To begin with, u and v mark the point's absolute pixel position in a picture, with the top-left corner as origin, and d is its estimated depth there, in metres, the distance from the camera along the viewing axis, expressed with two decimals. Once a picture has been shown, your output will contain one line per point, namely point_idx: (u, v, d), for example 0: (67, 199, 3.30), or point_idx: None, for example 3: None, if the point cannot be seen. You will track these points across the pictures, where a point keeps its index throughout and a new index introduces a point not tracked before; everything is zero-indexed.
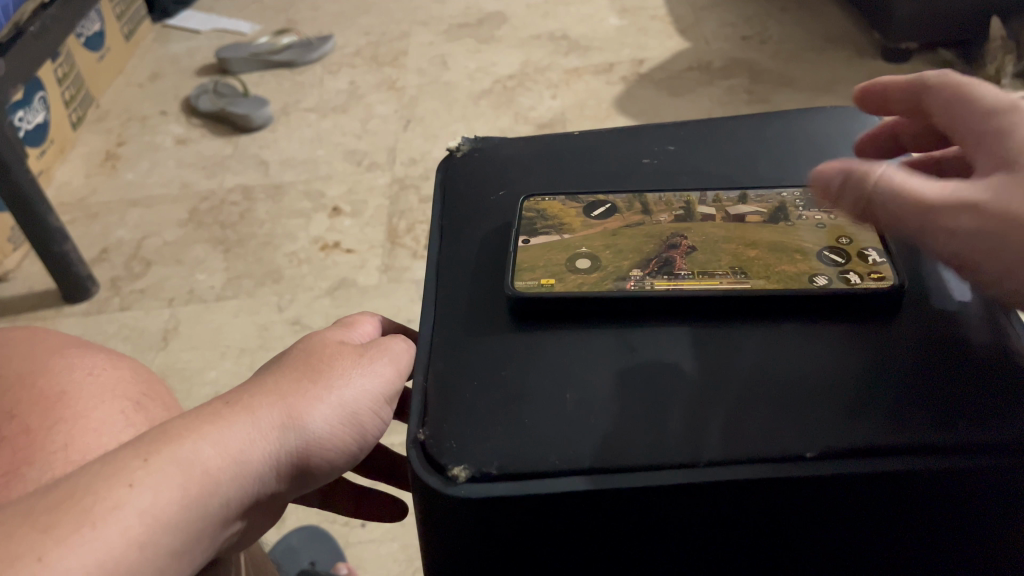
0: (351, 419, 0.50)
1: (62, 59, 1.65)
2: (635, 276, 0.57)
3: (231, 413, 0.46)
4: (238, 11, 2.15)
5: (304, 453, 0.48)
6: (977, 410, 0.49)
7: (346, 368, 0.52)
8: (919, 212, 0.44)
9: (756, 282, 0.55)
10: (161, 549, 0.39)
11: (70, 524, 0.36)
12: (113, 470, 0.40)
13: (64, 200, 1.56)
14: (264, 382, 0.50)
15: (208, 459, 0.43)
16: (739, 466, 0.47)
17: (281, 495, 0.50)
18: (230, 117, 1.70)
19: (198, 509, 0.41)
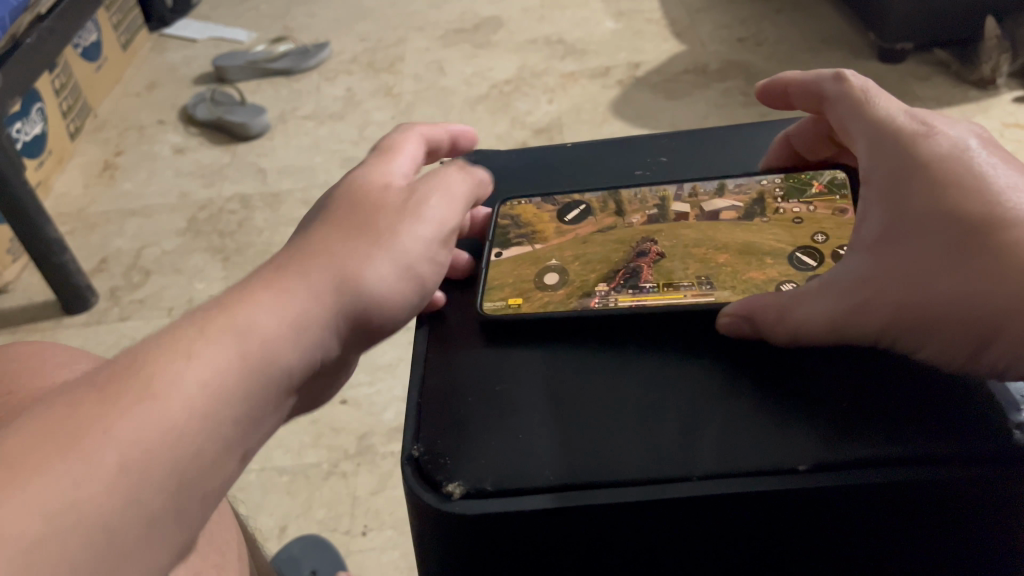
0: (396, 277, 0.50)
1: (59, 70, 1.65)
2: (599, 292, 0.59)
3: (287, 276, 0.46)
4: (234, 19, 2.15)
5: (365, 311, 0.47)
6: (967, 417, 0.49)
7: (384, 227, 0.51)
8: (823, 331, 0.51)
9: (724, 293, 0.57)
10: (218, 420, 0.38)
11: (130, 396, 0.36)
12: (139, 368, 0.38)
13: (63, 211, 1.56)
14: (310, 239, 0.49)
15: (249, 330, 0.42)
16: (731, 480, 0.47)
17: (345, 359, 0.50)
18: (227, 126, 1.70)
19: (261, 377, 0.41)
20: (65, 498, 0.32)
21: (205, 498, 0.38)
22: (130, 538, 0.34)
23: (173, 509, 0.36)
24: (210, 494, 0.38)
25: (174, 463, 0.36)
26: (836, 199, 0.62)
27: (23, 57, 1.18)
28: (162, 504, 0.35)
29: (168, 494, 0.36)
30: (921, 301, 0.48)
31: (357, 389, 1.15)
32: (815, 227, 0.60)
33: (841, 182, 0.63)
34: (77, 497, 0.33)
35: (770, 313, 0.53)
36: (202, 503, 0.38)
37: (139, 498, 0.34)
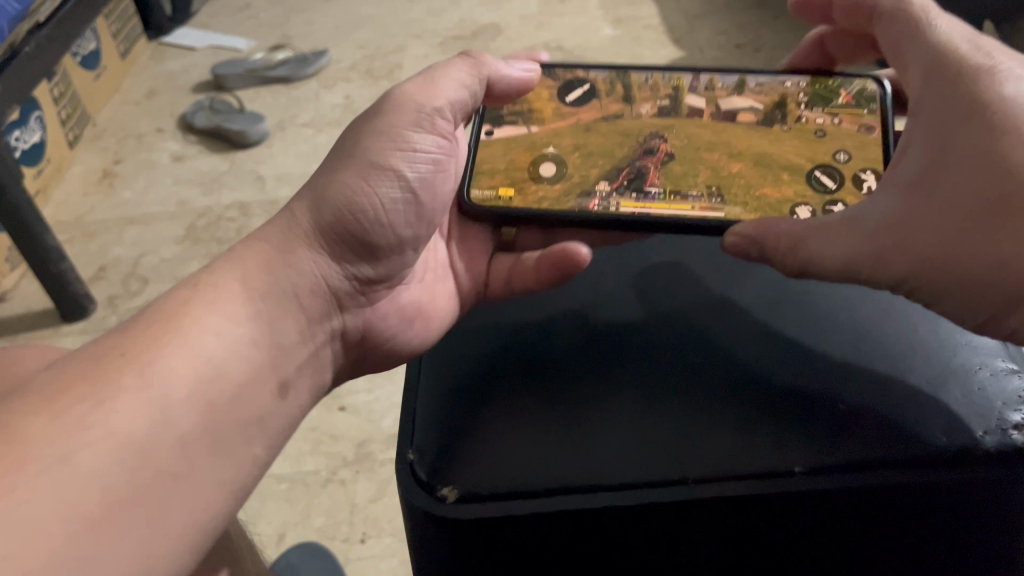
0: (439, 148, 0.57)
1: (56, 76, 1.57)
2: (600, 192, 0.60)
3: (333, 169, 0.54)
4: (229, 23, 2.00)
5: (366, 221, 0.53)
6: (964, 418, 0.48)
7: (428, 81, 0.57)
8: (840, 267, 0.50)
9: (736, 209, 0.57)
10: (236, 338, 0.44)
11: (154, 327, 0.42)
12: (152, 315, 0.43)
13: (61, 220, 1.54)
14: (324, 168, 0.54)
15: (243, 274, 0.48)
16: (726, 484, 0.47)
17: (363, 275, 0.55)
18: (225, 134, 1.65)
19: (306, 281, 0.50)
20: (108, 429, 0.36)
21: (243, 426, 0.42)
22: (173, 460, 0.38)
23: (209, 432, 0.40)
24: (247, 422, 0.43)
25: (200, 385, 0.41)
26: (863, 113, 0.61)
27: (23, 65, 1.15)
28: (195, 426, 0.40)
29: (198, 415, 0.40)
30: (941, 255, 0.48)
31: (354, 395, 1.09)
32: (835, 144, 0.60)
33: (870, 95, 0.61)
34: (118, 430, 0.37)
35: (786, 244, 0.51)
36: (241, 433, 0.42)
37: (170, 419, 0.39)
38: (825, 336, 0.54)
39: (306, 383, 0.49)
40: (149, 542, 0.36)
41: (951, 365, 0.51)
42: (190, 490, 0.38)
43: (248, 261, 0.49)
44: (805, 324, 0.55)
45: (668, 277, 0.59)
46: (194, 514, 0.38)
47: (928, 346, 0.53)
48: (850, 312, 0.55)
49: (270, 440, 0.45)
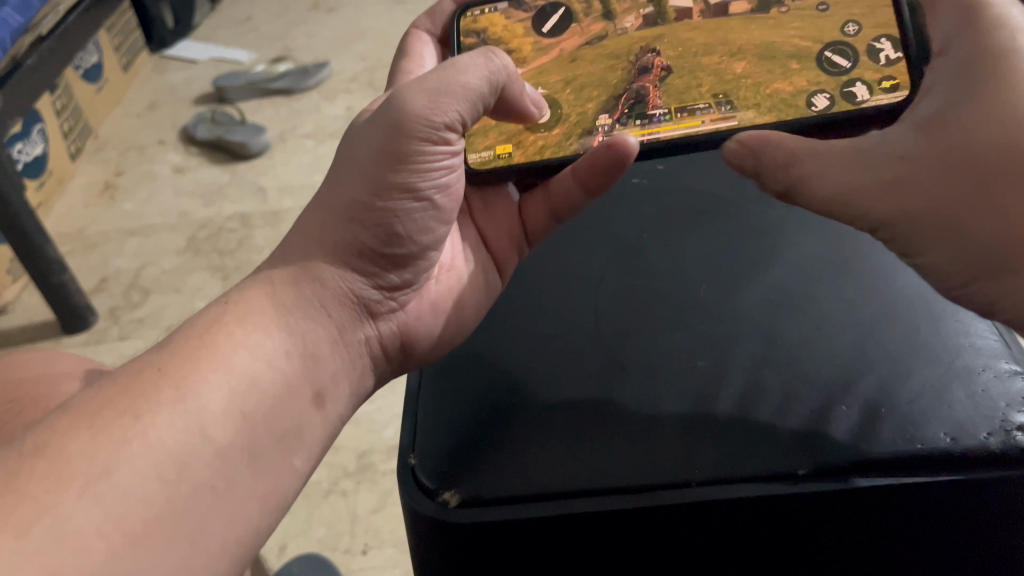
0: (456, 153, 0.50)
1: (60, 91, 1.57)
2: (602, 125, 0.56)
3: (339, 184, 0.48)
4: (234, 35, 1.98)
5: (382, 230, 0.48)
6: (969, 419, 0.48)
7: (434, 84, 0.47)
8: (842, 184, 0.48)
9: (748, 117, 0.53)
10: (266, 353, 0.42)
11: (185, 347, 0.41)
12: (185, 332, 0.43)
13: (63, 232, 1.54)
14: (341, 178, 0.49)
15: (273, 288, 0.46)
16: (729, 486, 0.47)
17: (395, 284, 0.51)
18: (228, 145, 1.65)
19: (331, 295, 0.47)
20: (147, 443, 0.36)
21: (280, 436, 0.41)
22: (211, 472, 0.37)
23: (246, 446, 0.39)
24: (285, 433, 0.42)
25: (237, 397, 0.40)
26: None
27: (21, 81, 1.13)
28: (231, 439, 0.39)
29: (234, 427, 0.39)
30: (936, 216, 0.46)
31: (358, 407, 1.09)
32: (843, 17, 0.54)
33: None
34: (157, 444, 0.36)
35: (790, 152, 0.49)
36: (279, 443, 0.41)
37: (206, 433, 0.38)
38: (826, 339, 0.54)
39: (345, 392, 0.47)
40: (192, 553, 0.35)
41: (955, 367, 0.51)
42: (229, 503, 0.38)
43: (275, 275, 0.47)
44: (807, 328, 0.54)
45: (671, 283, 0.59)
46: (234, 525, 0.38)
47: (934, 349, 0.52)
48: (852, 315, 0.55)
49: (310, 452, 0.43)
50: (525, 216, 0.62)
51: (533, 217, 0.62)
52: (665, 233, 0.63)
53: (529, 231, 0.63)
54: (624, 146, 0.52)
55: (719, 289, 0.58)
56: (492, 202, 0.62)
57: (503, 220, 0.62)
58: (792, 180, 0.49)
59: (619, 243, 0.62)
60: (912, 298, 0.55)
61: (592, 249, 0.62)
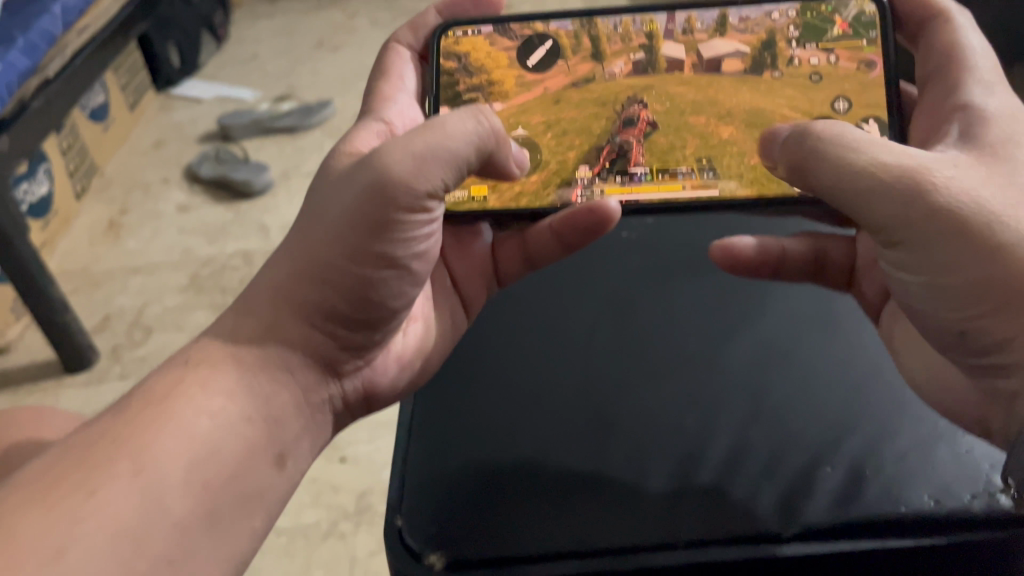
0: (435, 217, 0.47)
1: (65, 129, 1.45)
2: (581, 178, 0.55)
3: (310, 241, 0.45)
4: (238, 73, 1.84)
5: (351, 294, 0.45)
6: (952, 480, 0.48)
7: (420, 145, 0.43)
8: (891, 174, 0.42)
9: (731, 185, 0.53)
10: (230, 418, 0.41)
11: (141, 413, 0.39)
12: (142, 394, 0.40)
13: (68, 267, 1.42)
14: (310, 228, 0.45)
15: (233, 345, 0.44)
16: (714, 548, 0.47)
17: (362, 342, 0.48)
18: (229, 182, 1.52)
19: (297, 357, 0.45)
20: (101, 521, 0.34)
21: (243, 502, 0.40)
22: (172, 547, 0.36)
23: (208, 513, 0.38)
24: (249, 499, 0.40)
25: (198, 466, 0.38)
26: (862, 44, 0.54)
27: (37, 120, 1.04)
28: (192, 511, 0.37)
29: (196, 499, 0.37)
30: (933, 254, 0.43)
31: (355, 444, 0.95)
32: (835, 89, 0.54)
33: (867, 20, 0.54)
34: (113, 521, 0.34)
35: (845, 137, 0.44)
36: (242, 510, 0.40)
37: (165, 507, 0.36)
38: (812, 397, 0.54)
39: (309, 449, 0.46)
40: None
41: (940, 427, 0.51)
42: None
43: (240, 330, 0.44)
44: (793, 386, 0.55)
45: (659, 340, 0.59)
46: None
47: (918, 408, 0.52)
48: (839, 373, 0.55)
49: (272, 514, 0.42)
50: (498, 258, 0.62)
51: (506, 260, 0.62)
52: (656, 290, 0.63)
53: (499, 271, 0.63)
54: (607, 210, 0.52)
55: (708, 344, 0.58)
56: (467, 242, 0.61)
57: (475, 260, 0.61)
58: (834, 170, 0.44)
59: (608, 299, 0.63)
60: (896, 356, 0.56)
61: (582, 307, 0.62)
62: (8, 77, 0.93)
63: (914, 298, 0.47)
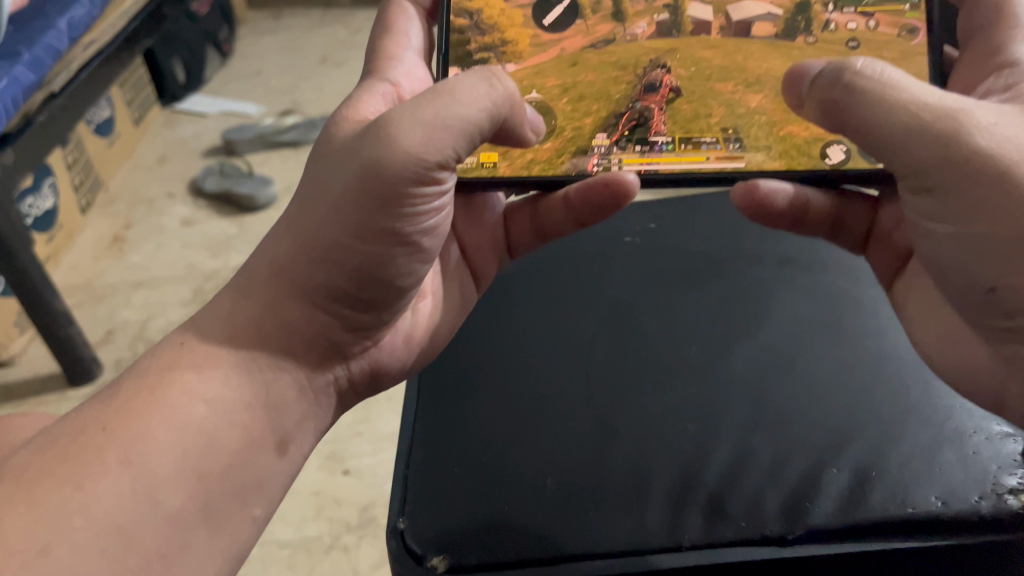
0: (448, 191, 0.43)
1: (72, 145, 1.39)
2: (598, 146, 0.50)
3: (313, 217, 0.41)
4: (245, 88, 1.79)
5: (357, 269, 0.42)
6: (959, 480, 0.48)
7: (429, 116, 0.40)
8: (931, 115, 0.39)
9: (759, 157, 0.49)
10: (227, 405, 0.39)
11: (131, 400, 0.37)
12: (136, 379, 0.39)
13: (73, 284, 1.38)
14: (314, 196, 0.42)
15: (230, 330, 0.41)
16: (718, 550, 0.46)
17: (369, 319, 0.45)
18: (235, 198, 1.48)
19: (299, 338, 0.42)
20: (88, 517, 0.33)
21: (239, 491, 0.39)
22: (163, 541, 0.35)
23: (201, 508, 0.37)
24: (245, 487, 0.39)
25: (190, 457, 0.37)
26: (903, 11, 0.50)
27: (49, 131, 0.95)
28: (184, 504, 0.36)
29: (187, 491, 0.36)
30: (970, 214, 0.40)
31: (358, 456, 0.90)
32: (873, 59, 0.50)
33: None
34: (99, 517, 0.33)
35: (888, 74, 0.40)
36: (238, 498, 0.39)
37: (156, 499, 0.35)
38: (815, 402, 0.53)
39: (312, 432, 0.44)
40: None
41: (945, 430, 0.51)
42: (182, 573, 0.35)
43: (238, 309, 0.42)
44: (796, 390, 0.54)
45: (661, 345, 0.59)
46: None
47: (922, 409, 0.52)
48: (843, 377, 0.55)
49: (271, 500, 0.41)
50: (509, 229, 0.60)
51: (518, 232, 0.59)
52: (657, 293, 0.63)
53: (511, 241, 0.60)
54: (624, 184, 0.49)
55: (710, 350, 0.58)
56: (478, 212, 0.57)
57: (487, 232, 0.58)
58: (870, 110, 0.40)
59: (609, 302, 0.63)
60: (900, 358, 0.55)
61: (584, 309, 0.63)
62: (10, 95, 0.77)
63: (938, 247, 0.43)
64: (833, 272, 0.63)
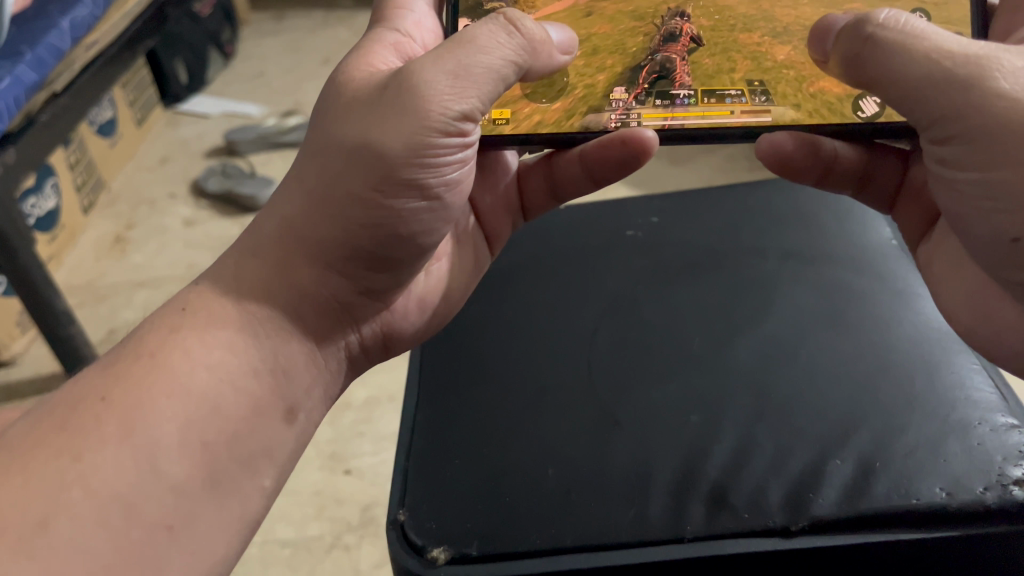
0: (469, 148, 0.42)
1: (74, 144, 1.34)
2: (616, 100, 0.48)
3: (330, 173, 0.40)
4: (247, 89, 1.77)
5: (379, 227, 0.40)
6: (963, 471, 0.47)
7: (453, 63, 0.39)
8: (955, 61, 0.36)
9: (786, 112, 0.47)
10: (231, 371, 0.38)
11: (132, 368, 0.37)
12: (135, 346, 0.38)
13: (73, 283, 1.30)
14: (330, 151, 0.40)
15: (235, 292, 0.40)
16: (722, 542, 0.46)
17: (384, 281, 0.44)
18: (236, 198, 1.41)
19: (309, 302, 0.41)
20: (88, 489, 0.33)
21: (247, 458, 0.38)
22: (167, 511, 0.34)
23: (206, 476, 0.36)
24: (253, 455, 0.38)
25: (195, 424, 0.36)
26: None
27: (51, 120, 0.84)
28: (189, 473, 0.35)
29: (192, 460, 0.35)
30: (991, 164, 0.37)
31: (359, 456, 0.87)
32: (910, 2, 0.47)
33: None
34: (100, 488, 0.33)
35: (912, 23, 0.38)
36: (245, 467, 0.38)
37: (158, 468, 0.34)
38: (819, 392, 0.53)
39: (321, 400, 0.43)
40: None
41: (950, 421, 0.50)
42: (189, 543, 0.34)
43: (242, 275, 0.41)
44: (799, 380, 0.54)
45: (665, 338, 0.58)
46: (196, 563, 0.35)
47: (925, 399, 0.52)
48: (847, 367, 0.54)
49: (281, 468, 0.40)
50: (523, 188, 0.58)
51: (531, 192, 0.58)
52: (661, 286, 0.63)
53: (525, 203, 0.59)
54: (643, 141, 0.47)
55: (712, 342, 0.57)
56: (492, 173, 0.55)
57: (500, 192, 0.56)
58: (891, 61, 0.38)
59: (612, 295, 0.63)
60: (903, 349, 0.55)
61: (587, 302, 0.63)
62: (12, 94, 0.72)
63: (962, 201, 0.40)
64: (837, 264, 0.62)
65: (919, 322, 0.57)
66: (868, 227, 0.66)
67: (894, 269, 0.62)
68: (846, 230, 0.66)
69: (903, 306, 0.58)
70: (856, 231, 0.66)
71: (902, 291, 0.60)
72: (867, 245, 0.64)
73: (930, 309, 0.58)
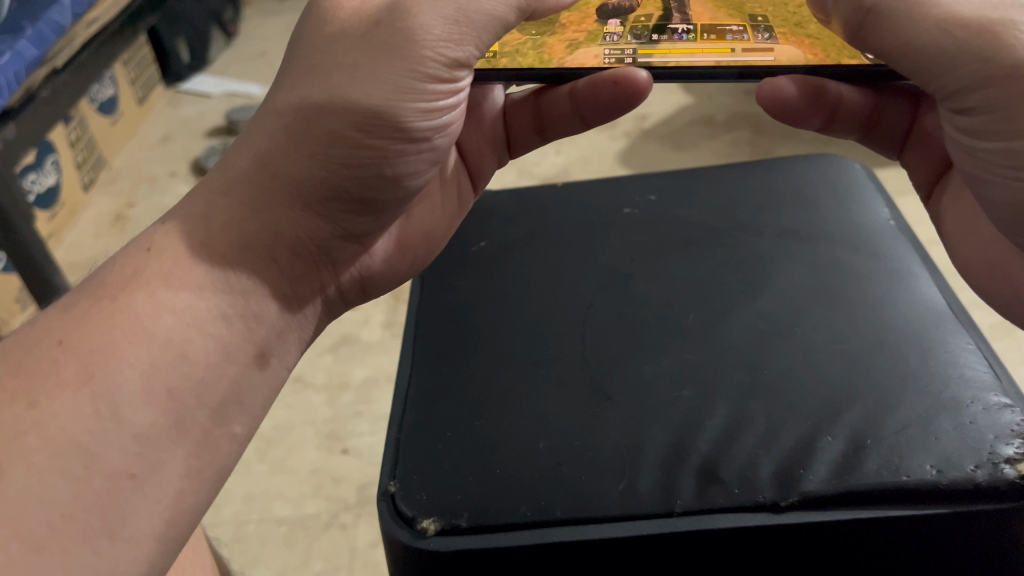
0: (459, 94, 0.41)
1: (73, 121, 1.33)
2: (610, 34, 0.46)
3: (310, 108, 0.38)
4: (249, 69, 1.75)
5: (359, 170, 0.40)
6: (956, 448, 0.47)
7: (451, 8, 0.38)
8: (968, 30, 0.35)
9: (790, 50, 0.44)
10: (199, 314, 0.38)
11: (93, 310, 0.37)
12: (98, 290, 0.38)
13: (74, 262, 1.28)
14: (309, 86, 0.38)
15: (206, 234, 0.39)
16: (711, 516, 0.46)
17: (363, 224, 0.43)
18: None
19: (284, 245, 0.41)
20: (44, 436, 0.33)
21: (217, 407, 0.38)
22: (130, 459, 0.34)
23: (172, 423, 0.36)
24: (224, 404, 0.38)
25: (159, 370, 0.36)
26: None
27: (54, 94, 0.83)
28: (154, 421, 0.35)
29: (157, 408, 0.35)
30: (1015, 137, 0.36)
31: (357, 435, 0.87)
32: None
33: None
34: (57, 436, 0.33)
35: None
36: (216, 416, 0.38)
37: (119, 416, 0.34)
38: (810, 367, 0.53)
39: (293, 356, 0.43)
40: (112, 549, 0.33)
41: (941, 399, 0.50)
42: (154, 490, 0.35)
43: (212, 216, 0.39)
44: (794, 356, 0.54)
45: (657, 314, 0.58)
46: (161, 511, 0.35)
47: (918, 376, 0.52)
48: (841, 343, 0.54)
49: (253, 416, 0.40)
50: (509, 123, 0.57)
51: (518, 128, 0.57)
52: (654, 262, 0.63)
53: (511, 138, 0.58)
54: (637, 81, 0.45)
55: (705, 319, 0.57)
56: (475, 110, 0.55)
57: (485, 129, 0.56)
58: (901, 34, 0.37)
59: (604, 272, 0.63)
60: (894, 327, 0.55)
61: (580, 275, 0.63)
62: (12, 70, 0.71)
63: (990, 167, 0.39)
64: (834, 244, 0.62)
65: (912, 298, 0.57)
66: (866, 208, 0.66)
67: (892, 248, 0.62)
68: (844, 211, 0.65)
69: (900, 286, 0.58)
70: (855, 211, 0.65)
71: (897, 270, 0.60)
72: (863, 224, 0.64)
73: (923, 288, 0.58)
